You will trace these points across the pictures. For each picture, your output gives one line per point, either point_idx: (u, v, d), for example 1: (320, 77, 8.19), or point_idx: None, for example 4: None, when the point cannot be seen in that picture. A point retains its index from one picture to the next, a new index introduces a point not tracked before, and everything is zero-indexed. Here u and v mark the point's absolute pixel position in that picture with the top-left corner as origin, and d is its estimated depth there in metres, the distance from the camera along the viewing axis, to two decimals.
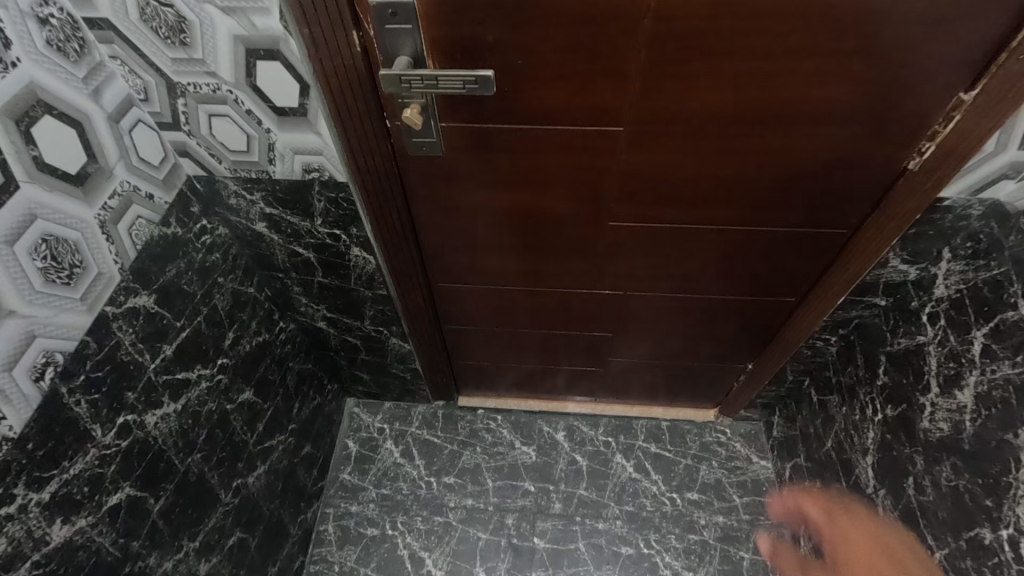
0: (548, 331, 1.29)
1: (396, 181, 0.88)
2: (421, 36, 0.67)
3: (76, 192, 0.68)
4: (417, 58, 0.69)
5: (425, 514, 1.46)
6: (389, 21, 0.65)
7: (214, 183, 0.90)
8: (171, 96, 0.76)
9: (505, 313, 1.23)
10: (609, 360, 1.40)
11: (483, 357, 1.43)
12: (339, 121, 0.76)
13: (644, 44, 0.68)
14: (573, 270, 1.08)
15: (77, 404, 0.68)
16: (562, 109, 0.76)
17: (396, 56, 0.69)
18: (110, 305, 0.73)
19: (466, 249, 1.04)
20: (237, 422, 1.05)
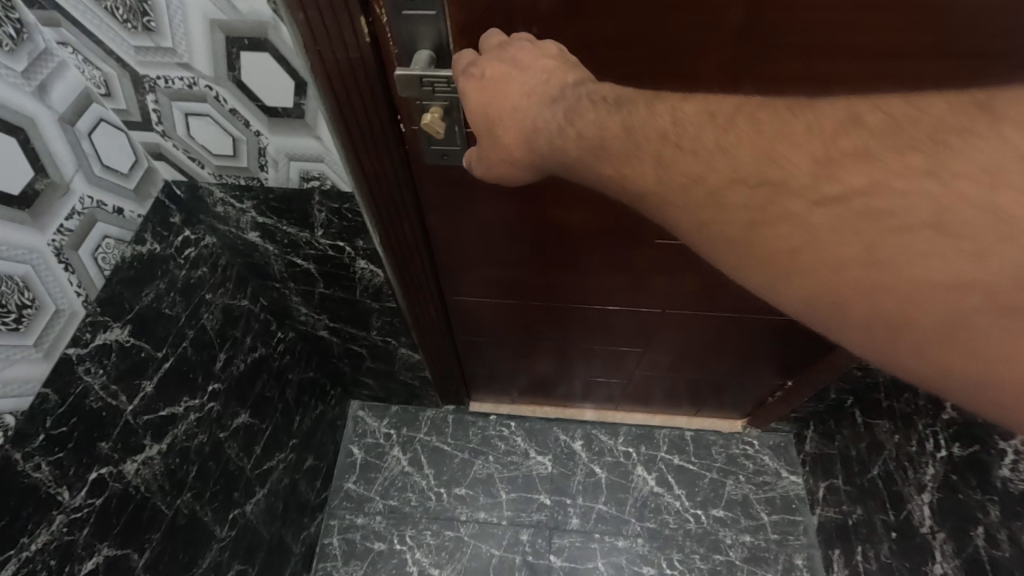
0: (572, 342, 1.19)
1: (409, 193, 0.75)
2: (446, 24, 0.54)
3: (24, 217, 0.55)
4: (441, 51, 0.56)
5: (435, 528, 1.38)
6: (406, 5, 0.52)
7: (196, 190, 0.77)
8: (138, 91, 0.62)
9: (526, 324, 1.12)
10: (633, 369, 1.30)
11: (498, 365, 1.33)
12: (346, 128, 0.63)
13: (727, 38, 0.54)
14: (606, 284, 0.96)
15: (38, 468, 0.58)
16: None
17: (415, 50, 0.56)
18: (74, 347, 0.62)
19: (487, 262, 0.92)
20: (232, 449, 0.95)
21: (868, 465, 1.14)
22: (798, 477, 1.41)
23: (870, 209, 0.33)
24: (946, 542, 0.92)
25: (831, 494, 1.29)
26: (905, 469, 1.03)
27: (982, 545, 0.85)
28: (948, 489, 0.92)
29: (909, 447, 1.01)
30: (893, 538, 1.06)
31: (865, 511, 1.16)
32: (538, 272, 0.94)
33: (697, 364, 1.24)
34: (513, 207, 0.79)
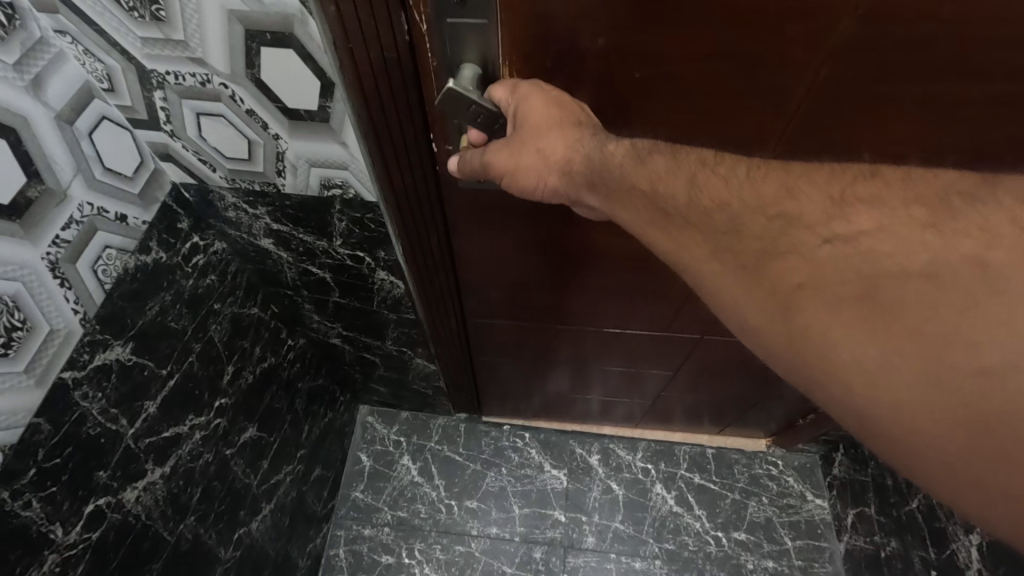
0: (598, 364, 1.12)
1: (436, 211, 0.68)
2: (497, 32, 0.46)
3: (16, 229, 0.49)
4: (488, 65, 0.49)
5: (445, 543, 1.33)
6: (453, 13, 0.45)
7: (206, 193, 0.71)
8: (145, 87, 0.56)
9: (550, 347, 1.06)
10: (654, 391, 1.24)
11: (516, 384, 1.27)
12: (376, 137, 0.56)
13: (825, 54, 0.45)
14: (641, 312, 0.89)
15: (27, 507, 0.52)
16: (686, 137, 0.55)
17: (460, 65, 0.49)
18: (70, 370, 0.56)
19: (515, 285, 0.86)
20: (238, 466, 0.90)
21: (907, 498, 1.08)
22: (824, 501, 1.36)
23: (936, 270, 0.33)
24: None
25: (861, 522, 1.23)
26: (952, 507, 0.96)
27: None
28: None
29: None
30: None
31: (900, 545, 1.10)
32: (571, 298, 0.88)
33: (727, 386, 1.17)
34: (553, 232, 0.72)
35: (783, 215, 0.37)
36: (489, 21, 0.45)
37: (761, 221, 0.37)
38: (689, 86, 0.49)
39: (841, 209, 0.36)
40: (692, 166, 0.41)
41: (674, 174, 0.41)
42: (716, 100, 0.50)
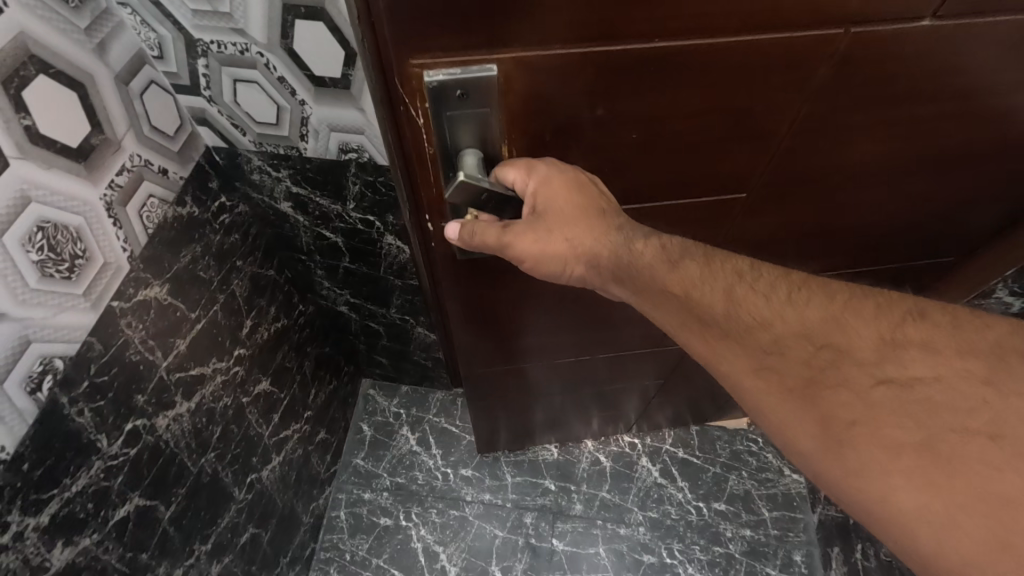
0: (580, 393, 1.18)
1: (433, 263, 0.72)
2: (495, 115, 0.50)
3: (80, 170, 0.57)
4: (483, 143, 0.53)
5: (440, 507, 1.41)
6: (454, 104, 0.48)
7: (235, 157, 0.79)
8: (190, 55, 0.64)
9: (539, 385, 1.10)
10: (628, 408, 1.30)
11: (504, 426, 1.28)
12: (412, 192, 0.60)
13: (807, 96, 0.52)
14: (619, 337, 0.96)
15: (80, 414, 0.60)
16: (684, 176, 0.60)
17: (460, 149, 0.53)
18: (118, 300, 0.64)
19: (503, 334, 0.89)
20: (253, 415, 0.98)
21: None
22: (799, 476, 1.43)
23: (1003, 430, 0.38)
24: None
25: None
26: None
27: None
28: None
29: None
30: None
31: None
32: (554, 336, 0.93)
33: (695, 385, 1.20)
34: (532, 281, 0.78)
35: (830, 348, 0.43)
36: (489, 109, 0.49)
37: (807, 350, 0.44)
38: (686, 137, 0.55)
39: (891, 345, 0.42)
40: (730, 276, 0.48)
41: (710, 284, 0.48)
42: (708, 144, 0.56)
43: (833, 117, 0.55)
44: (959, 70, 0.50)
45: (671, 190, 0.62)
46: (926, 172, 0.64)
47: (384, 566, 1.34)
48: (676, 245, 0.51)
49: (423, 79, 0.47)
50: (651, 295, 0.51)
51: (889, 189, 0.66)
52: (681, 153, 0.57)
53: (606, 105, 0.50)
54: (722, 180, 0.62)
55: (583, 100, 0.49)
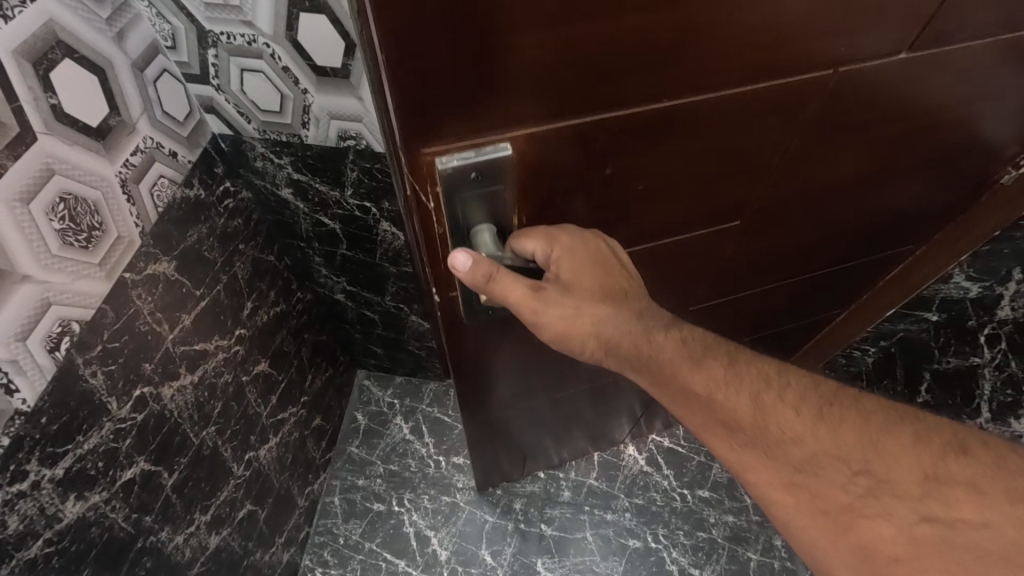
0: (572, 425, 1.24)
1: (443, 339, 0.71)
2: (509, 190, 0.52)
3: (98, 148, 0.62)
4: (495, 220, 0.55)
5: (433, 493, 1.44)
6: (471, 185, 0.50)
7: (239, 144, 0.84)
8: (201, 46, 0.69)
9: (542, 428, 1.16)
10: (611, 432, 1.38)
11: (506, 467, 1.33)
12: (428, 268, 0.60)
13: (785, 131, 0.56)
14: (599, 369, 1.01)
15: (93, 375, 0.64)
16: (676, 215, 0.64)
17: (471, 227, 0.55)
18: (129, 272, 0.68)
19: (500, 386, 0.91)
20: (252, 394, 1.02)
21: None
22: None
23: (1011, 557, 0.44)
24: None
25: None
26: None
27: None
28: None
29: None
30: None
31: None
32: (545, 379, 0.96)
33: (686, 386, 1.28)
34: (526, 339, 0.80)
35: (866, 474, 0.48)
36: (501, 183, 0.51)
37: (844, 473, 0.49)
38: (679, 179, 0.58)
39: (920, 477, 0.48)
40: (757, 384, 0.53)
41: (737, 390, 0.53)
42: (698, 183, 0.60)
43: (809, 146, 0.59)
44: (911, 95, 0.56)
45: (664, 227, 0.65)
46: (888, 186, 0.70)
47: (377, 550, 1.37)
48: (701, 347, 0.56)
49: (436, 165, 0.48)
50: (676, 392, 0.55)
51: (858, 202, 0.71)
52: (674, 194, 0.60)
53: (608, 161, 0.53)
54: (710, 213, 0.65)
55: (585, 159, 0.52)
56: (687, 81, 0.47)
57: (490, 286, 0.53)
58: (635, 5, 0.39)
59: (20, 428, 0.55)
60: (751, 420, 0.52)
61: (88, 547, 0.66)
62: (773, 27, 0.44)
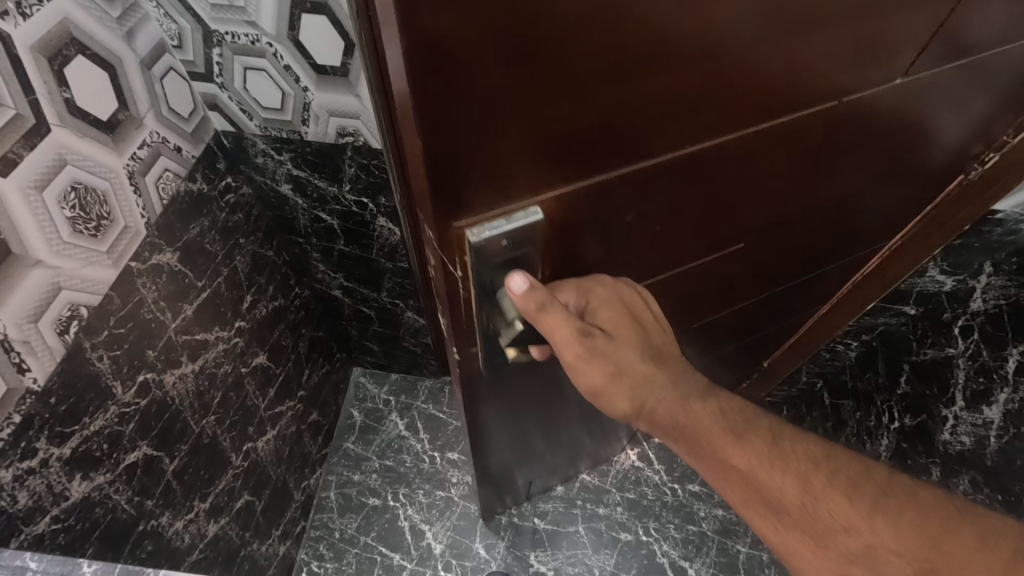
0: (574, 449, 1.25)
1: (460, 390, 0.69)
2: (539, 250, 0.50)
3: (107, 141, 0.65)
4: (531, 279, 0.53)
5: (427, 488, 1.46)
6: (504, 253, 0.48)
7: (241, 141, 0.87)
8: (206, 45, 0.72)
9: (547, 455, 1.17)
10: (608, 450, 1.40)
11: (514, 493, 1.33)
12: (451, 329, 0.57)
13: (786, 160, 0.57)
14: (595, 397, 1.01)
15: (100, 359, 0.66)
16: (682, 246, 0.63)
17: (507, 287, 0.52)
18: (136, 261, 0.71)
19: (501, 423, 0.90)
20: (250, 386, 1.04)
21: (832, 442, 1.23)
22: None
23: None
24: None
25: None
26: (864, 442, 1.12)
27: None
28: (900, 455, 1.02)
29: (868, 422, 1.11)
30: None
31: None
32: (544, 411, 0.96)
33: None
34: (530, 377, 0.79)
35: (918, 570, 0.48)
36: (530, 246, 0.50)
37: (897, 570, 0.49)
38: (687, 214, 0.58)
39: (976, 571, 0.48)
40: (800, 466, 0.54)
41: (780, 471, 0.54)
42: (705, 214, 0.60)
43: (807, 170, 0.60)
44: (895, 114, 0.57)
45: (671, 258, 0.65)
46: (873, 196, 0.72)
47: (372, 543, 1.39)
48: (741, 421, 0.57)
49: (466, 238, 0.45)
50: (718, 467, 0.56)
51: (846, 213, 0.73)
52: (681, 228, 0.60)
53: (623, 206, 0.52)
54: (714, 240, 0.65)
55: (604, 208, 0.51)
56: (704, 126, 0.47)
57: (541, 316, 0.52)
58: (659, 63, 0.39)
59: (31, 408, 0.58)
60: (801, 506, 0.53)
61: (93, 527, 0.68)
62: (792, 77, 0.46)
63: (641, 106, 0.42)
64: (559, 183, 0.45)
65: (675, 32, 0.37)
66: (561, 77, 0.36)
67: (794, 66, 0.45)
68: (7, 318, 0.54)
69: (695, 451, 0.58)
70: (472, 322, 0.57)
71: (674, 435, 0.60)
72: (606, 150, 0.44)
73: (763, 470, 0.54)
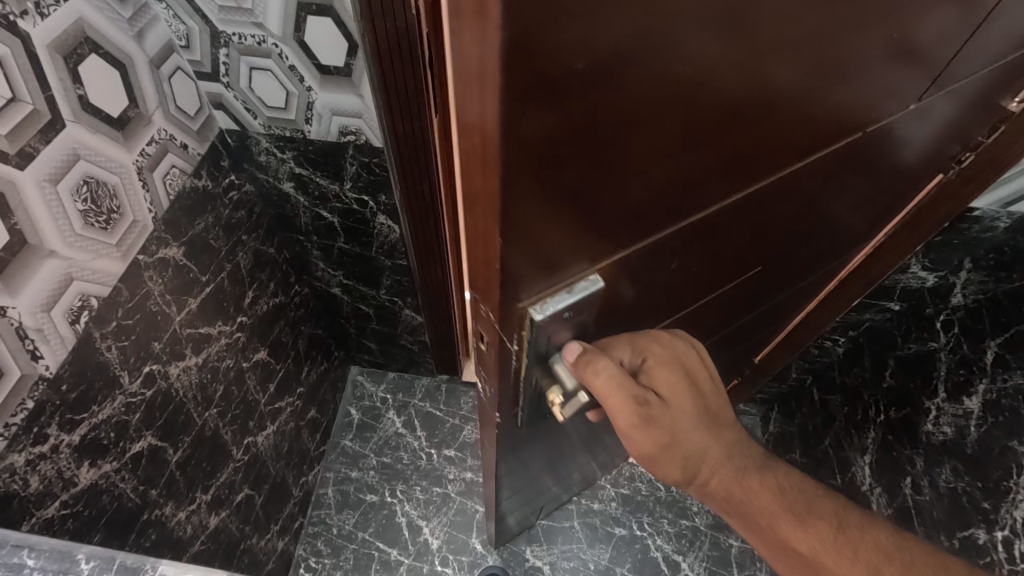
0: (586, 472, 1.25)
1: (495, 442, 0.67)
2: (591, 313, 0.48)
3: (118, 137, 0.67)
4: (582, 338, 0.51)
5: (425, 485, 1.48)
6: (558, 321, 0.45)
7: (245, 139, 0.89)
8: (213, 45, 0.74)
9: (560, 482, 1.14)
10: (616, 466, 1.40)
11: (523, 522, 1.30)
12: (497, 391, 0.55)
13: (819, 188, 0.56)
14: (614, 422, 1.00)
15: (109, 349, 0.68)
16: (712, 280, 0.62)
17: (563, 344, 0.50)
18: (143, 254, 0.73)
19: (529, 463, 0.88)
20: (251, 380, 1.06)
21: (821, 437, 1.26)
22: None
23: None
24: (881, 495, 1.05)
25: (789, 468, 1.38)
26: (851, 436, 1.15)
27: (909, 492, 0.98)
28: (885, 448, 1.05)
29: (855, 416, 1.14)
30: None
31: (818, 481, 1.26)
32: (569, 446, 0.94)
33: None
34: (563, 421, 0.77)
35: None
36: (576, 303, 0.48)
37: None
38: (725, 252, 0.57)
39: None
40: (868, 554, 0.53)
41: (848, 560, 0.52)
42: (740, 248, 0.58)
43: (832, 192, 0.59)
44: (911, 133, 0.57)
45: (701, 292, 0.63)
46: (880, 203, 0.72)
47: (370, 539, 1.41)
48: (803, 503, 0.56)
49: (529, 313, 0.43)
50: (775, 544, 0.56)
51: (854, 221, 0.74)
52: (716, 265, 0.59)
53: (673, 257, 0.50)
54: (741, 268, 0.64)
55: (655, 263, 0.48)
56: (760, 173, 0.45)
57: (597, 385, 0.50)
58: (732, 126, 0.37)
59: (43, 394, 0.60)
60: None
61: (99, 514, 0.70)
62: (840, 119, 0.45)
63: (708, 168, 0.40)
64: (622, 249, 0.43)
65: (752, 94, 0.35)
66: (646, 156, 0.35)
67: (844, 109, 0.44)
68: (22, 306, 0.56)
69: (752, 528, 0.57)
70: (518, 382, 0.54)
71: (728, 509, 0.58)
72: (670, 212, 0.42)
73: (828, 558, 0.53)
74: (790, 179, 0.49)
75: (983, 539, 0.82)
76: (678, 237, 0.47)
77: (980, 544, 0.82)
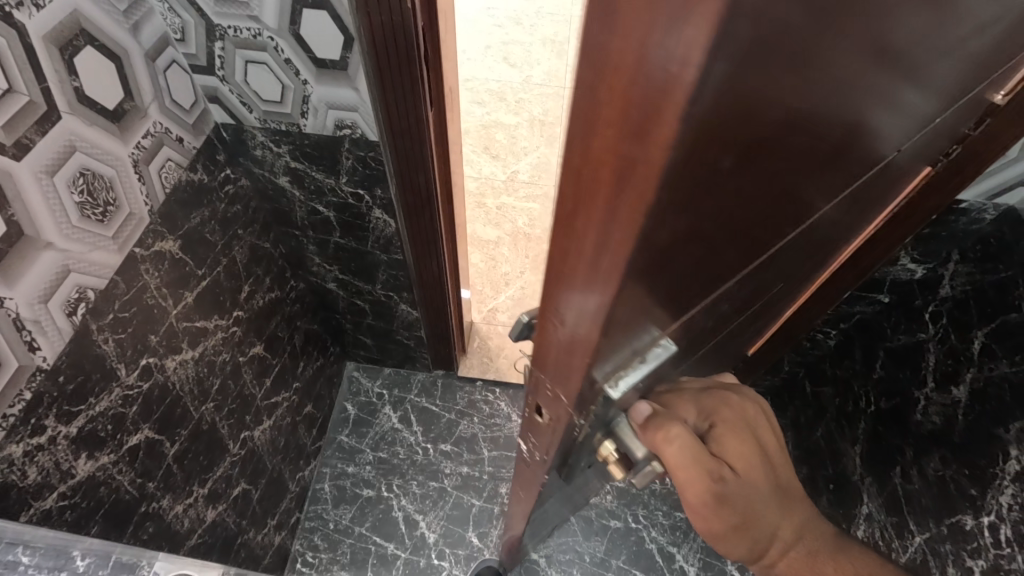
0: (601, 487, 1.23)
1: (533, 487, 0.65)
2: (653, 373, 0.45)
3: (113, 129, 0.67)
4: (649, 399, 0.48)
5: (421, 479, 1.49)
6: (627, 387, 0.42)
7: (240, 133, 0.89)
8: (209, 38, 0.74)
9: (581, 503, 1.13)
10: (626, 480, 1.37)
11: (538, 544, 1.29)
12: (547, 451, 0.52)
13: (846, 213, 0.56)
14: None
15: (105, 341, 0.68)
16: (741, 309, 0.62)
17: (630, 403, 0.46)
18: (139, 247, 0.73)
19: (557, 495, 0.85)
20: (248, 375, 1.06)
21: (813, 429, 1.27)
22: None
23: None
24: (871, 485, 1.07)
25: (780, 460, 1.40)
26: (843, 428, 1.16)
27: (899, 481, 0.99)
28: (875, 439, 1.06)
29: (846, 408, 1.16)
30: (831, 489, 1.19)
31: (810, 472, 1.27)
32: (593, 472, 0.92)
33: None
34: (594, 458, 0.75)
35: None
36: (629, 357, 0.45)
37: None
38: (760, 286, 0.56)
39: None
40: None
41: None
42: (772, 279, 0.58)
43: (852, 212, 0.60)
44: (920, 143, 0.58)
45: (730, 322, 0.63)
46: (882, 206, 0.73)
47: (367, 534, 1.41)
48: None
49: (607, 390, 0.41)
50: None
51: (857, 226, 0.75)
52: (750, 298, 0.58)
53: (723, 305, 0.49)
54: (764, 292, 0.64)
55: (710, 314, 0.47)
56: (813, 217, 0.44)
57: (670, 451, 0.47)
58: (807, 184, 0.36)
59: (41, 385, 0.60)
60: None
61: (97, 505, 0.70)
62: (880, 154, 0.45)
63: (778, 225, 0.39)
64: (692, 314, 0.42)
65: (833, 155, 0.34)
66: (737, 229, 0.34)
67: (887, 144, 0.44)
68: (19, 297, 0.56)
69: None
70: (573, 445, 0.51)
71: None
72: (736, 270, 0.41)
73: None
74: (829, 216, 0.49)
75: (971, 525, 0.83)
76: (734, 287, 0.46)
77: (969, 530, 0.83)
